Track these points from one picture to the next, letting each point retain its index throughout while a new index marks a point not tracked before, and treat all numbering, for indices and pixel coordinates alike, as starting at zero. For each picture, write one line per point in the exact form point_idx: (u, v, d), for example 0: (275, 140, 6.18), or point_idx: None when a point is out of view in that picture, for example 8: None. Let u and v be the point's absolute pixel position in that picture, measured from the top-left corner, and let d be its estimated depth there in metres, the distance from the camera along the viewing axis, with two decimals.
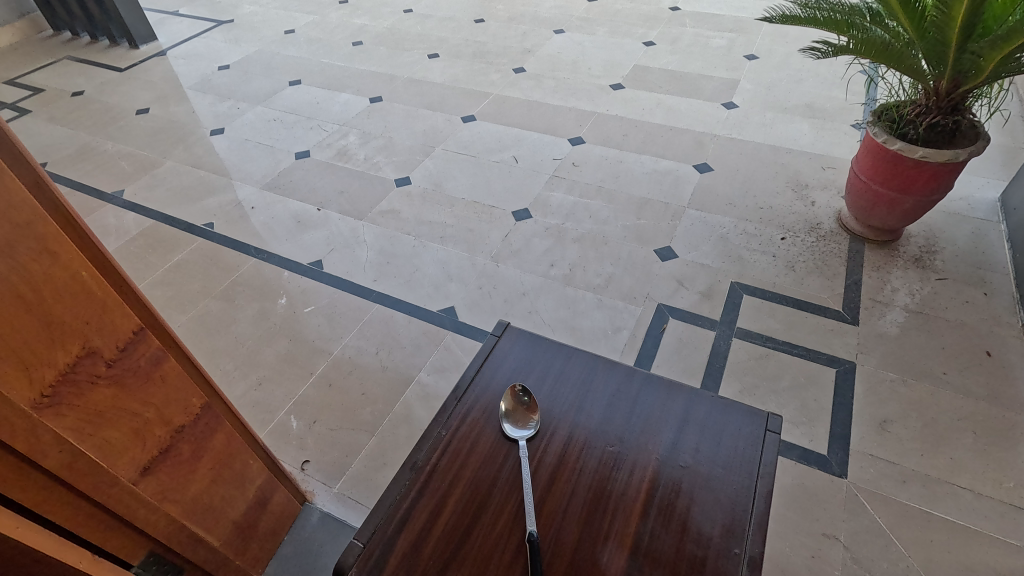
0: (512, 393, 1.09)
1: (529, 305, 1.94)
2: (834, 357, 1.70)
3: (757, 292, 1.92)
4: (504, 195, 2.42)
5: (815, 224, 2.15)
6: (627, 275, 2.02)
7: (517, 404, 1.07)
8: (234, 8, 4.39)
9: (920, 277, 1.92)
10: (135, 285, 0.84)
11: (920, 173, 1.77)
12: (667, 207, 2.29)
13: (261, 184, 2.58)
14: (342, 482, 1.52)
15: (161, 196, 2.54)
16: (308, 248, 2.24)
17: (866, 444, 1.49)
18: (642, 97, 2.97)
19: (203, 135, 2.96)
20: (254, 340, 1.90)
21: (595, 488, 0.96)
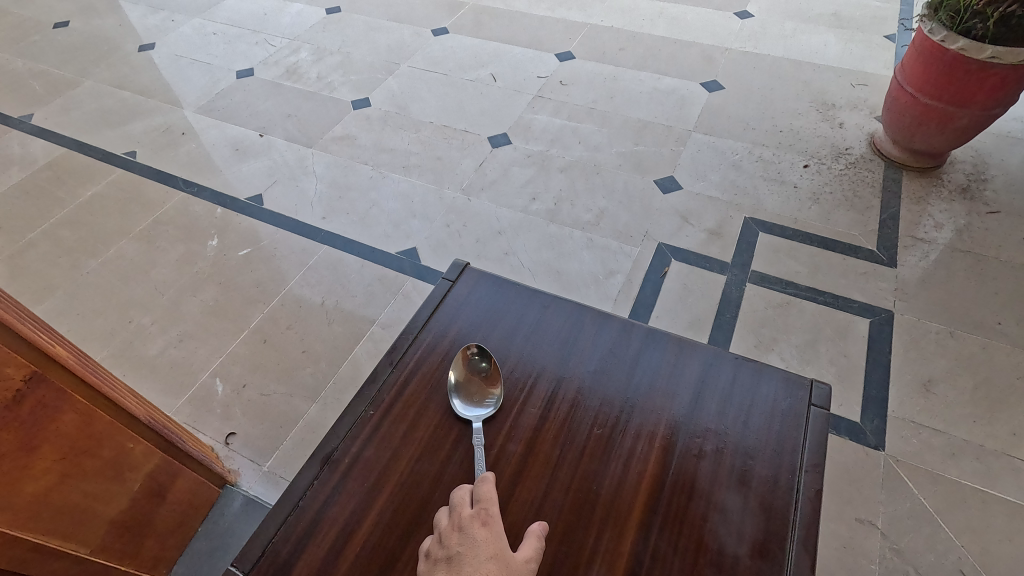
0: (463, 357, 0.80)
1: (506, 246, 1.63)
2: (867, 305, 1.42)
3: (775, 228, 1.62)
4: (479, 118, 2.06)
5: (843, 149, 1.83)
6: (622, 210, 1.71)
7: (471, 371, 0.78)
8: None
9: (968, 210, 1.62)
10: None
11: (985, 79, 1.45)
12: (670, 130, 1.95)
13: (195, 107, 2.21)
14: (274, 459, 1.26)
15: (75, 122, 2.16)
16: (246, 180, 1.90)
17: (906, 409, 1.24)
18: (642, 5, 2.56)
19: (130, 52, 2.53)
20: (177, 289, 1.59)
21: (572, 487, 0.68)
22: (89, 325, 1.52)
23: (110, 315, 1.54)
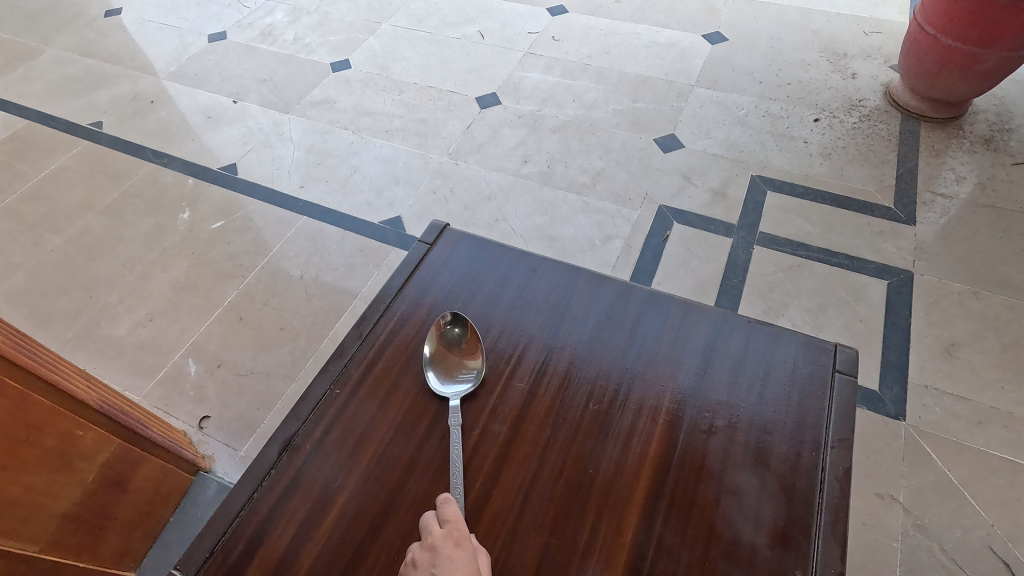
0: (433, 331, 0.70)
1: (496, 211, 1.53)
2: (885, 265, 1.32)
3: (784, 186, 1.51)
4: (466, 77, 1.93)
5: (856, 101, 1.71)
6: (620, 170, 1.60)
7: (443, 346, 0.69)
8: None
9: (992, 162, 1.51)
10: None
11: (1015, 15, 1.31)
12: (670, 85, 1.83)
13: (164, 73, 2.07)
14: (249, 443, 1.17)
15: (37, 91, 2.03)
16: (219, 149, 1.79)
17: (928, 375, 1.15)
18: None
19: (95, 17, 2.38)
20: (147, 265, 1.49)
21: (564, 470, 0.60)
22: (51, 305, 1.42)
23: (74, 294, 1.44)
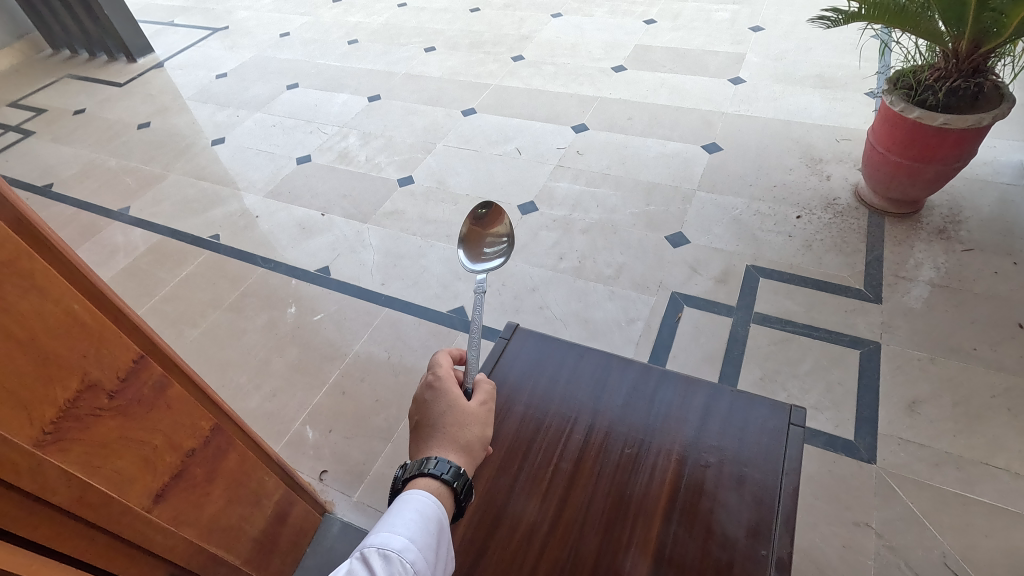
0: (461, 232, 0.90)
1: (540, 300, 1.90)
2: (858, 338, 1.64)
3: (774, 273, 1.86)
4: (508, 188, 2.37)
5: (831, 199, 2.08)
6: (639, 263, 1.97)
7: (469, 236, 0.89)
8: (228, 15, 4.36)
9: (945, 249, 1.84)
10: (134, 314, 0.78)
11: (940, 139, 1.68)
12: (677, 190, 2.23)
13: (264, 191, 2.58)
14: (360, 490, 1.52)
15: (166, 210, 2.54)
16: (314, 254, 2.23)
17: (895, 427, 1.44)
18: (646, 77, 2.89)
19: (204, 146, 2.95)
20: (266, 350, 1.89)
21: (611, 495, 0.92)
22: None
23: (212, 376, 1.84)
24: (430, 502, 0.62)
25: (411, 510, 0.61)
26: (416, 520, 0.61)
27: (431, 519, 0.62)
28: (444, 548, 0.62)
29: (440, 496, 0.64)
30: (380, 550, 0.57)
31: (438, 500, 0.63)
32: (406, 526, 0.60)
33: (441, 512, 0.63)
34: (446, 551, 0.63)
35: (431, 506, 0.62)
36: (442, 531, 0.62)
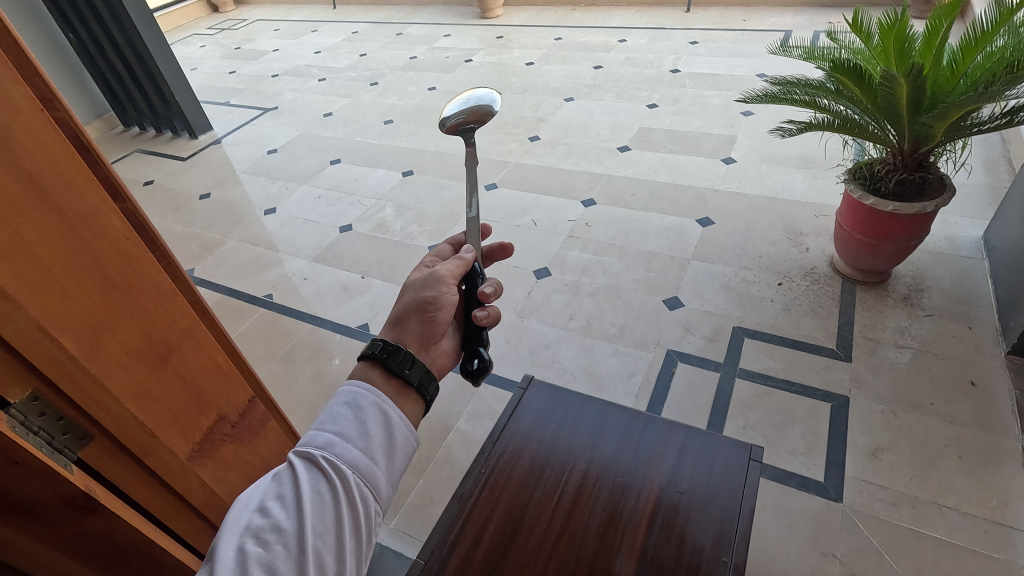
0: (463, 121, 0.97)
1: (552, 355, 2.18)
2: (830, 392, 1.88)
3: (757, 334, 2.12)
4: (525, 255, 2.69)
5: (810, 269, 2.36)
6: (639, 323, 2.26)
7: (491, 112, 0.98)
8: (277, 96, 4.92)
9: (908, 314, 2.11)
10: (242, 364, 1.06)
11: (894, 222, 1.98)
12: (674, 259, 2.53)
13: (311, 256, 2.94)
14: (396, 518, 1.75)
15: (225, 272, 2.91)
16: (355, 313, 2.55)
17: (860, 470, 1.66)
18: (648, 157, 3.26)
19: (258, 215, 3.35)
20: (314, 397, 2.18)
21: (606, 511, 1.18)
22: None
23: None
24: (353, 393, 0.63)
25: (335, 405, 0.62)
26: (338, 416, 0.61)
27: (357, 409, 0.62)
28: (381, 431, 0.61)
29: (366, 367, 0.67)
30: (300, 448, 0.58)
31: (366, 385, 0.64)
32: (329, 422, 0.61)
33: (370, 397, 0.63)
34: (388, 432, 0.62)
35: (355, 397, 0.63)
36: (372, 416, 0.61)
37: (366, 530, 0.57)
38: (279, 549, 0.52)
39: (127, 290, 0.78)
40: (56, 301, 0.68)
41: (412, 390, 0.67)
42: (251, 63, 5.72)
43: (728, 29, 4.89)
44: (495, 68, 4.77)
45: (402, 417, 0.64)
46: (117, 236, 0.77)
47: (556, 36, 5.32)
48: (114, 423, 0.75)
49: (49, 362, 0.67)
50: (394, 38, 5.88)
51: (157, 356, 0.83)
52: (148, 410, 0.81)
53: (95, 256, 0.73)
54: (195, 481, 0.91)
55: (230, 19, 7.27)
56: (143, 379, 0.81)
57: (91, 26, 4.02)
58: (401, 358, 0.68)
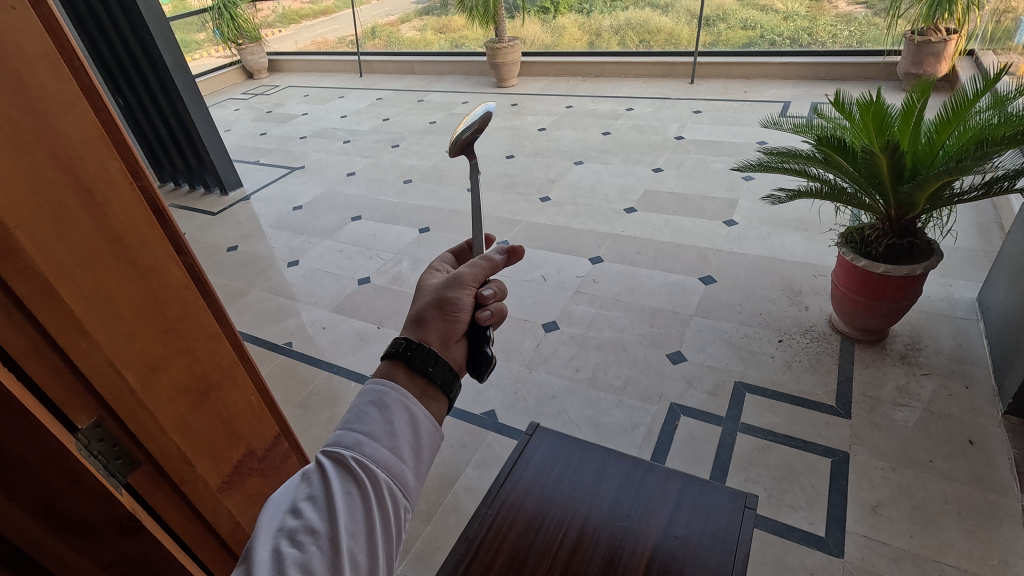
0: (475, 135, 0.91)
1: (559, 406, 2.25)
2: (830, 448, 1.93)
3: (758, 389, 2.19)
4: (534, 309, 2.81)
5: (809, 327, 2.44)
6: (643, 376, 2.33)
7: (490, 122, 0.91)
8: (304, 156, 5.24)
9: (906, 371, 2.17)
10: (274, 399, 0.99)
11: (886, 282, 2.08)
12: (677, 314, 2.63)
13: (330, 306, 3.08)
14: (403, 563, 1.78)
15: (248, 320, 3.05)
16: (370, 361, 2.66)
17: (861, 526, 1.68)
18: (653, 217, 3.42)
19: (282, 266, 3.53)
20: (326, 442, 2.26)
21: (606, 555, 1.24)
22: None
23: None
24: (378, 392, 0.63)
25: (360, 405, 0.63)
26: (364, 416, 0.61)
27: (384, 410, 0.62)
28: (408, 430, 0.62)
29: (390, 365, 0.66)
30: (329, 448, 0.59)
31: (391, 384, 0.64)
32: (357, 422, 0.61)
33: (396, 397, 0.63)
34: (414, 431, 0.63)
35: (381, 396, 0.63)
36: (399, 415, 0.62)
37: (395, 527, 0.58)
38: (314, 550, 0.52)
39: (181, 327, 0.74)
40: (112, 330, 0.65)
41: (435, 389, 0.66)
42: (281, 125, 6.11)
43: (729, 100, 5.19)
44: (509, 133, 5.06)
45: (427, 415, 0.64)
46: (176, 276, 0.73)
47: (567, 104, 5.66)
48: (158, 451, 0.72)
49: (108, 391, 0.65)
50: (415, 104, 6.28)
51: (199, 393, 0.78)
52: (186, 444, 0.76)
53: (153, 293, 0.70)
54: (224, 513, 0.84)
55: (264, 85, 7.81)
56: (188, 414, 0.76)
57: (139, 91, 4.39)
58: (423, 355, 0.66)
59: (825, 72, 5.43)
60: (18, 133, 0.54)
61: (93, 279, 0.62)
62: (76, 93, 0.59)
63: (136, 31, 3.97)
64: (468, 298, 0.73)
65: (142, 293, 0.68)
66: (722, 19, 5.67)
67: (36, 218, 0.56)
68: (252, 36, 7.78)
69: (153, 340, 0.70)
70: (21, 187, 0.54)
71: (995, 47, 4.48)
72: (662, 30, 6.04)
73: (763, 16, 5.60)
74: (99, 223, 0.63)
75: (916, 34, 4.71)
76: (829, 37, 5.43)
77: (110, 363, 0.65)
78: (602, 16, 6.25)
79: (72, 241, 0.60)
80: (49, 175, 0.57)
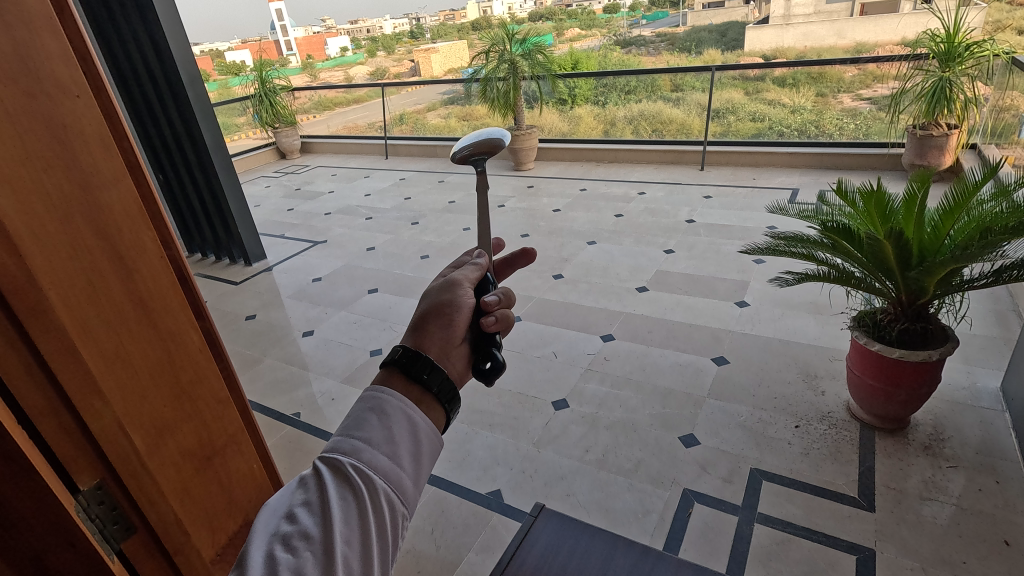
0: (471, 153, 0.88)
1: (567, 488, 2.17)
2: (854, 544, 1.82)
3: (776, 477, 2.10)
4: (544, 386, 2.78)
5: (826, 413, 2.38)
6: (655, 460, 2.26)
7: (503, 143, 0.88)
8: (328, 231, 5.44)
9: (932, 464, 2.07)
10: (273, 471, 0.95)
11: (903, 366, 2.04)
12: (690, 395, 2.59)
13: (340, 377, 3.09)
14: None
15: (259, 389, 3.06)
16: None
17: None
18: (665, 297, 3.45)
19: (297, 336, 3.58)
20: None
21: None
22: None
23: None
24: (377, 397, 0.60)
25: (359, 410, 0.60)
26: (362, 421, 0.58)
27: (382, 416, 0.59)
28: (407, 435, 0.58)
29: (387, 373, 0.63)
30: (326, 455, 0.56)
31: (389, 389, 0.61)
32: (355, 428, 0.58)
33: (395, 404, 0.60)
34: (414, 436, 0.59)
35: (379, 402, 0.60)
36: (397, 421, 0.59)
37: (393, 535, 0.55)
38: (307, 556, 0.51)
39: (193, 390, 0.74)
40: (130, 388, 0.65)
41: (433, 398, 0.62)
42: (308, 202, 6.41)
43: (739, 186, 5.35)
44: (526, 213, 5.23)
45: (428, 421, 0.60)
46: (188, 341, 0.73)
47: (581, 187, 5.87)
48: (157, 516, 0.69)
49: (116, 456, 0.64)
50: (436, 185, 6.57)
51: (201, 457, 0.76)
52: (185, 511, 0.73)
53: (171, 356, 0.70)
54: None
55: (295, 165, 8.27)
56: (191, 480, 0.74)
57: (180, 168, 4.70)
58: (421, 364, 0.63)
59: (832, 163, 5.63)
60: (64, 205, 0.57)
61: (114, 337, 0.63)
62: (122, 171, 0.64)
63: (182, 115, 4.32)
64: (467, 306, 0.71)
65: (157, 353, 0.69)
66: (731, 111, 5.99)
67: (71, 281, 0.58)
68: (287, 121, 8.35)
69: (163, 403, 0.70)
70: (60, 251, 0.57)
71: (996, 140, 4.64)
72: (673, 121, 6.34)
73: (771, 109, 5.87)
74: (127, 287, 0.64)
75: (918, 128, 4.90)
76: (834, 129, 5.66)
77: (123, 427, 0.64)
78: (616, 107, 6.63)
79: (100, 303, 0.61)
80: (87, 242, 0.60)
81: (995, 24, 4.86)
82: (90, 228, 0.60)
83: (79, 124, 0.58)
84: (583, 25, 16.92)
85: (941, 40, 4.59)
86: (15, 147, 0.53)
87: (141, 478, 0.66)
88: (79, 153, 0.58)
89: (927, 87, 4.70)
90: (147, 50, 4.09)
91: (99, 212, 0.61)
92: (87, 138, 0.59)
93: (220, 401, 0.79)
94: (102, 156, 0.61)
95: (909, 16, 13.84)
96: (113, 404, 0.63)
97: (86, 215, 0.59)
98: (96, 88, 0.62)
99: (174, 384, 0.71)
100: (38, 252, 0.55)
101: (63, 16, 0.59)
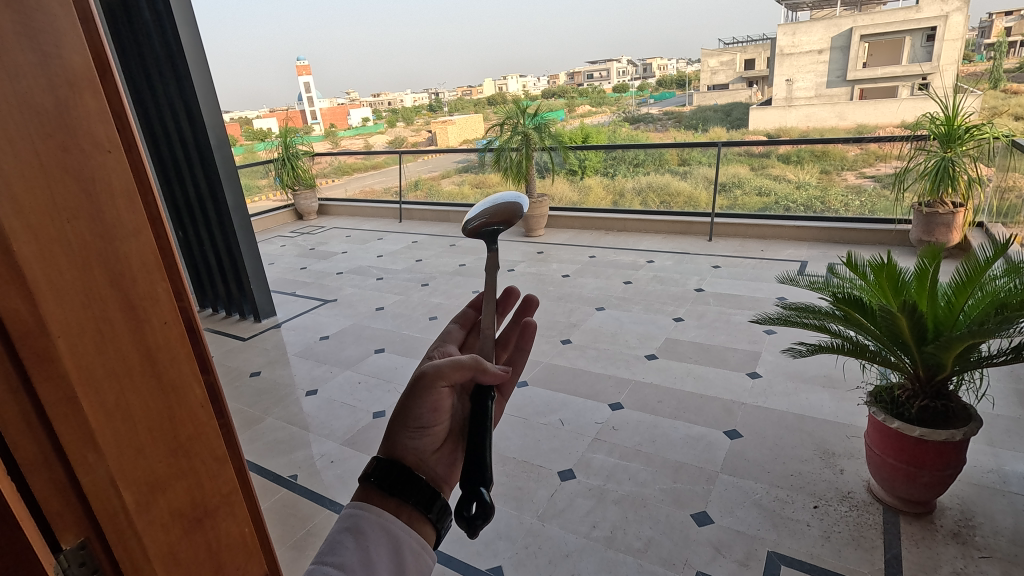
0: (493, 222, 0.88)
1: (572, 566, 2.05)
2: None
3: (795, 562, 1.98)
4: (551, 455, 2.69)
5: (846, 493, 2.27)
6: (666, 539, 2.14)
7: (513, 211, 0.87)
8: (338, 290, 5.50)
9: (963, 553, 1.94)
10: (267, 543, 0.81)
11: (925, 447, 1.96)
12: (702, 469, 2.49)
13: (341, 439, 3.01)
14: None
15: (258, 450, 2.98)
16: None
17: None
18: (674, 366, 3.40)
19: (300, 395, 3.53)
20: None
21: None
22: None
23: None
24: (353, 520, 0.65)
25: (336, 534, 0.64)
26: (338, 547, 0.62)
27: (358, 537, 0.63)
28: (385, 554, 0.63)
29: (365, 490, 0.68)
30: None
31: (364, 509, 0.66)
32: (330, 553, 0.62)
33: (372, 521, 0.65)
34: (395, 553, 0.64)
35: (356, 523, 0.65)
36: (375, 541, 0.64)
37: None
38: None
39: (193, 448, 0.64)
40: (129, 448, 0.58)
41: (412, 509, 0.67)
42: (320, 262, 6.52)
43: (747, 258, 5.38)
44: (535, 279, 5.27)
45: (408, 536, 0.65)
46: (196, 402, 0.65)
47: (590, 254, 5.94)
48: None
49: (103, 515, 0.56)
50: (447, 249, 6.69)
51: (197, 528, 0.66)
52: None
53: (170, 411, 0.62)
54: None
55: (311, 226, 8.48)
56: (179, 546, 0.63)
57: (199, 226, 4.85)
58: (393, 478, 0.68)
59: (839, 237, 5.69)
60: (84, 254, 0.53)
61: (111, 394, 0.56)
62: (143, 216, 0.59)
63: (207, 176, 4.51)
64: (442, 400, 0.73)
65: (161, 412, 0.61)
66: (737, 185, 6.13)
67: (81, 329, 0.53)
68: (306, 182, 8.67)
69: (161, 468, 0.61)
70: (74, 296, 0.52)
71: (1003, 220, 4.72)
72: (681, 193, 6.49)
73: (776, 184, 6.01)
74: (134, 337, 0.58)
75: (923, 206, 4.97)
76: (839, 206, 5.78)
77: (114, 482, 0.57)
78: (625, 179, 6.80)
79: (107, 351, 0.55)
80: (99, 289, 0.54)
81: (993, 109, 5.01)
82: (102, 270, 0.54)
83: (102, 167, 0.54)
84: (593, 103, 17.76)
85: (941, 122, 4.71)
86: (41, 195, 0.49)
87: (127, 543, 0.58)
88: (102, 194, 0.54)
89: (929, 167, 4.81)
90: (180, 116, 4.32)
91: (114, 254, 0.55)
92: (112, 179, 0.55)
93: (223, 466, 0.69)
94: (126, 196, 0.57)
95: (908, 101, 14.47)
96: (107, 463, 0.56)
97: (100, 257, 0.54)
98: (126, 140, 0.59)
99: (174, 448, 0.62)
100: (52, 295, 0.50)
101: (106, 72, 0.57)
